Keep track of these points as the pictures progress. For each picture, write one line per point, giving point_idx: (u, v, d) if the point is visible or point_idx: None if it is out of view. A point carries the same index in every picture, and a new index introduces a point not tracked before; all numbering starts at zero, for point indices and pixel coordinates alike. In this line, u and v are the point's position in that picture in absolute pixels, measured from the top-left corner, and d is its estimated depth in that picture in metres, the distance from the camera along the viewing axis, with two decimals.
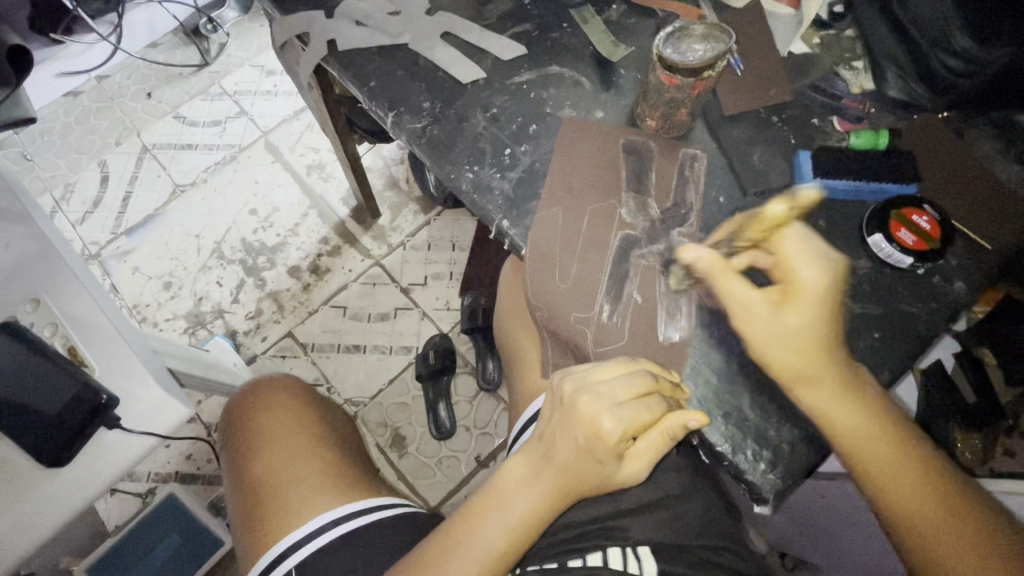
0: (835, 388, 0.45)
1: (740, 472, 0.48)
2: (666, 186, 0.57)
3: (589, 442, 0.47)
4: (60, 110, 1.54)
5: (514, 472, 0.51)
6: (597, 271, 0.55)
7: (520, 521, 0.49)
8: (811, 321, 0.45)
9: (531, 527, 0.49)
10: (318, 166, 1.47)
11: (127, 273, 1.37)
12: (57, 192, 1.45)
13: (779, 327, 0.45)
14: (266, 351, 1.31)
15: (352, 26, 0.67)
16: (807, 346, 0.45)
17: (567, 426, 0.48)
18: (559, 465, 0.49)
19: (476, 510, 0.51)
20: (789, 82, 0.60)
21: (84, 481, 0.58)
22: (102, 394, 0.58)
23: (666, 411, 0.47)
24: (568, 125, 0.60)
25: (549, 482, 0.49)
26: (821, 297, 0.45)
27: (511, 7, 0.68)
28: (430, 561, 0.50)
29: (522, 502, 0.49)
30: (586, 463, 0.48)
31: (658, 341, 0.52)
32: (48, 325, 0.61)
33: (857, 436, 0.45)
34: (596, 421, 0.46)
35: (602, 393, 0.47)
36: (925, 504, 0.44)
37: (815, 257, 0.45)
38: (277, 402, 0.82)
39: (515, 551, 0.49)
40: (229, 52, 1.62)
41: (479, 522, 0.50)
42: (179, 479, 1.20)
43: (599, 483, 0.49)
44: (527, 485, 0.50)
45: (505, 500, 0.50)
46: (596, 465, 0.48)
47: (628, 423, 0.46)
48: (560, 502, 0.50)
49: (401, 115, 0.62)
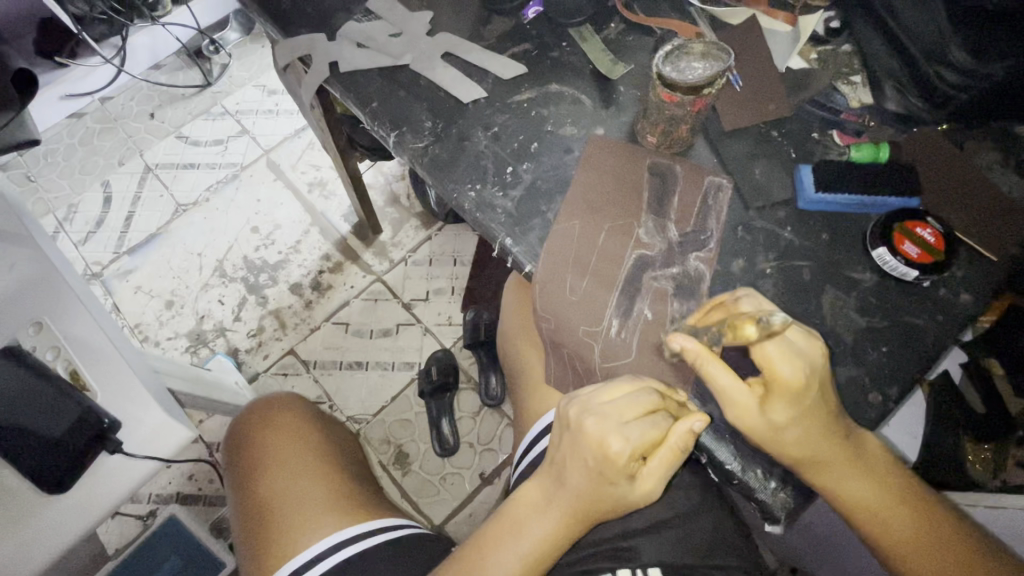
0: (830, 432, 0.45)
1: (750, 490, 0.47)
2: (687, 207, 0.56)
3: (598, 463, 0.46)
4: (64, 131, 1.56)
5: (528, 498, 0.50)
6: (607, 284, 0.54)
7: (535, 549, 0.48)
8: (808, 425, 0.45)
9: (547, 554, 0.49)
10: (319, 184, 1.48)
11: (129, 293, 1.38)
12: (60, 213, 1.46)
13: (767, 422, 0.45)
14: (267, 369, 1.31)
15: (353, 48, 0.68)
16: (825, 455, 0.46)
17: (576, 448, 0.47)
18: (573, 490, 0.48)
19: (490, 539, 0.50)
20: (787, 98, 0.61)
21: (83, 505, 0.58)
22: (105, 417, 0.59)
23: (672, 426, 0.46)
24: (592, 144, 0.60)
25: (564, 507, 0.48)
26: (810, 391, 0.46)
27: (510, 28, 0.69)
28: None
29: (536, 528, 0.49)
30: (598, 486, 0.47)
31: (665, 358, 0.51)
32: (51, 348, 0.60)
33: (850, 479, 0.47)
34: (603, 441, 0.45)
35: (608, 414, 0.46)
36: (882, 502, 0.47)
37: (787, 355, 0.44)
38: (278, 418, 0.82)
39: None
40: (231, 73, 1.64)
41: (492, 550, 0.49)
42: (180, 500, 1.19)
43: (613, 505, 0.48)
44: (541, 511, 0.49)
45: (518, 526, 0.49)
46: (608, 487, 0.47)
47: (636, 442, 0.45)
48: (576, 528, 0.49)
49: (403, 134, 0.63)
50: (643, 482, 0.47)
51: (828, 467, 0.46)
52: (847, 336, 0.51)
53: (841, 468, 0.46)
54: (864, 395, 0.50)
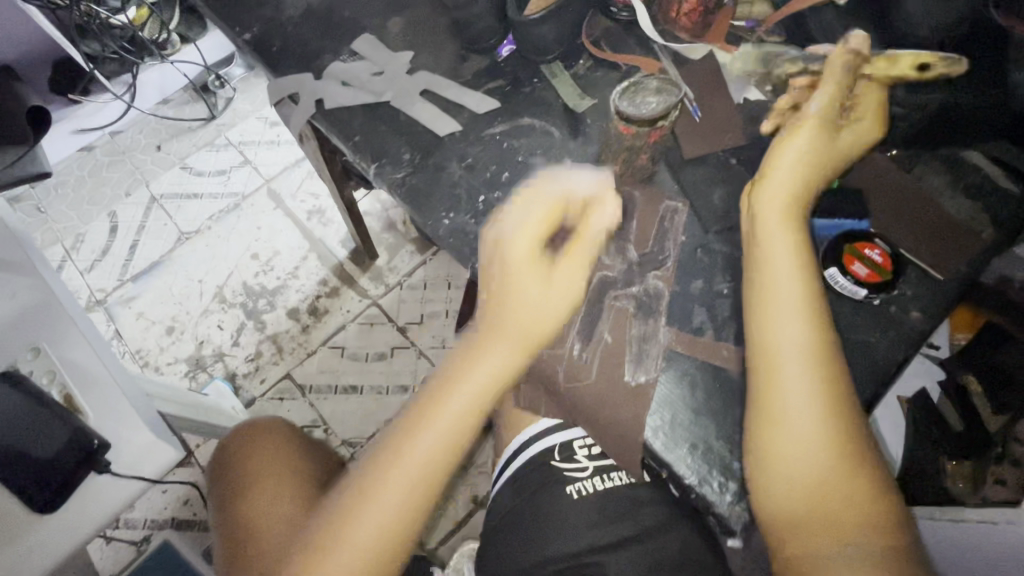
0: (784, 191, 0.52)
1: (707, 503, 0.49)
2: (647, 231, 0.59)
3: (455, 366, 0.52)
4: (74, 164, 1.62)
5: (399, 425, 0.54)
6: (572, 306, 0.56)
7: (416, 467, 0.52)
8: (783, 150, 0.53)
9: (424, 474, 0.52)
10: (318, 212, 1.53)
11: (131, 318, 1.41)
12: (67, 243, 1.52)
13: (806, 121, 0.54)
14: (264, 393, 1.34)
15: (338, 86, 0.72)
16: (778, 184, 0.52)
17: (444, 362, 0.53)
18: (460, 405, 0.52)
19: (371, 465, 0.53)
20: (744, 127, 0.64)
21: (71, 525, 0.60)
22: (94, 438, 0.61)
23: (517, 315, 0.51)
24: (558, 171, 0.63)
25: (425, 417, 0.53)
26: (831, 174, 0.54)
27: (486, 65, 0.73)
28: (342, 515, 0.52)
29: (412, 453, 0.52)
30: (455, 386, 0.52)
31: (625, 380, 0.53)
32: (47, 372, 0.64)
33: (778, 387, 0.48)
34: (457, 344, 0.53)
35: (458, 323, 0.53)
36: (789, 432, 0.46)
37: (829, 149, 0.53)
38: (256, 438, 0.83)
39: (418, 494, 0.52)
40: (235, 106, 1.71)
41: (376, 482, 0.52)
42: (175, 526, 1.20)
43: (471, 400, 0.52)
44: (413, 431, 0.53)
45: (410, 443, 0.52)
46: (466, 385, 0.52)
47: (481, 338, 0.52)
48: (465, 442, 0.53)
49: (383, 166, 0.67)
50: (512, 364, 0.51)
51: (778, 263, 0.50)
52: None
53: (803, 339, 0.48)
54: None
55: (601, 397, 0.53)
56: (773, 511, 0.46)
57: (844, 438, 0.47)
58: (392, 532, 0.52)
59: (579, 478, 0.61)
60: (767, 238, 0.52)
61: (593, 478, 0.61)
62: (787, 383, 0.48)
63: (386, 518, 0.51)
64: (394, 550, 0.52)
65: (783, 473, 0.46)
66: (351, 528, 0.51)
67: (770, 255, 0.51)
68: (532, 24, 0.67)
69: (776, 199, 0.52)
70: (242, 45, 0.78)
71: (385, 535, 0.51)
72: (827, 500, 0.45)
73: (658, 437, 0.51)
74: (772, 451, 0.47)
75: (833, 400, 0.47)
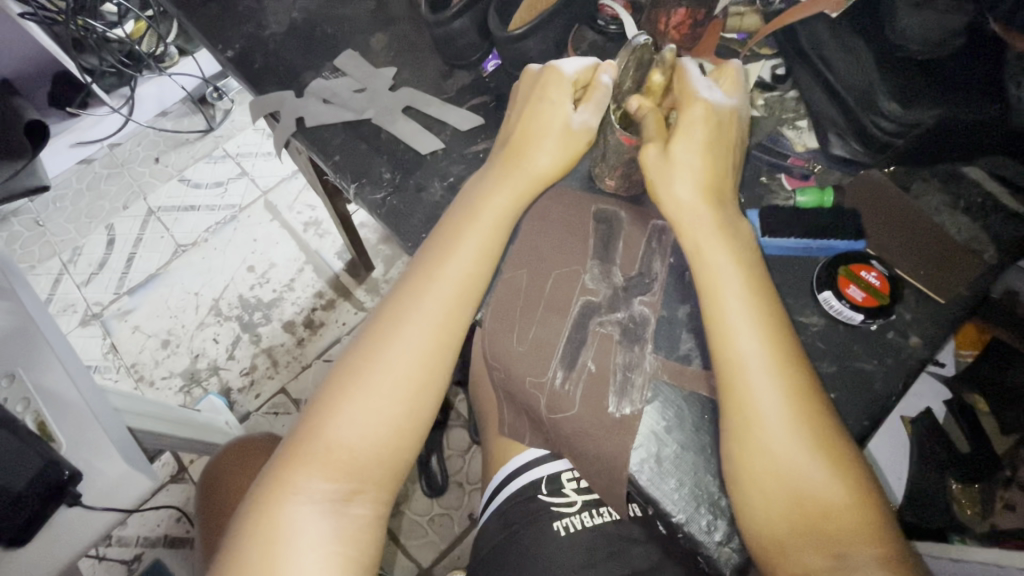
0: (711, 225, 0.51)
1: (696, 544, 0.46)
2: (633, 253, 0.57)
3: (411, 287, 0.55)
4: (73, 177, 1.62)
5: (350, 357, 0.54)
6: (555, 334, 0.54)
7: (367, 382, 0.52)
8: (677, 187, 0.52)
9: (375, 402, 0.52)
10: (314, 223, 1.52)
11: (126, 332, 1.40)
12: (65, 256, 1.51)
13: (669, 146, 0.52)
14: (259, 408, 1.32)
15: (320, 103, 0.71)
16: (693, 225, 0.51)
17: (399, 287, 0.56)
18: (424, 305, 0.54)
19: (322, 404, 0.53)
20: None
21: (44, 558, 0.59)
22: (65, 468, 0.59)
23: (469, 233, 0.56)
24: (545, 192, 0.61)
25: (373, 337, 0.54)
26: (718, 143, 0.52)
27: (470, 82, 0.72)
28: (318, 420, 0.52)
29: (365, 374, 0.52)
30: (410, 300, 0.54)
31: (609, 413, 0.51)
32: (20, 399, 0.63)
33: (760, 397, 0.45)
34: (415, 270, 0.56)
35: (418, 256, 0.57)
36: (778, 445, 0.44)
37: (688, 143, 0.51)
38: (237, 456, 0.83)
39: (392, 390, 0.52)
40: (233, 118, 1.70)
41: (329, 414, 0.52)
42: (168, 544, 1.18)
43: (424, 307, 0.54)
44: (364, 355, 0.53)
45: (382, 337, 0.54)
46: (421, 299, 0.54)
47: (435, 254, 0.56)
48: (437, 329, 0.54)
49: (364, 186, 0.65)
50: (467, 274, 0.55)
51: (720, 272, 0.49)
52: None
53: (768, 350, 0.46)
54: None
55: (584, 431, 0.51)
56: (767, 529, 0.43)
57: (832, 457, 0.44)
58: (369, 429, 0.51)
59: (567, 514, 0.59)
60: (702, 261, 0.50)
61: (581, 514, 0.59)
62: (775, 393, 0.45)
63: (362, 416, 0.52)
64: (371, 453, 0.52)
65: (770, 488, 0.44)
66: (329, 431, 0.51)
67: (705, 273, 0.50)
68: (516, 38, 0.65)
69: (692, 225, 0.51)
70: (224, 62, 0.77)
71: (361, 432, 0.51)
72: (828, 530, 0.43)
73: (644, 472, 0.48)
74: (760, 465, 0.44)
75: (808, 411, 0.45)
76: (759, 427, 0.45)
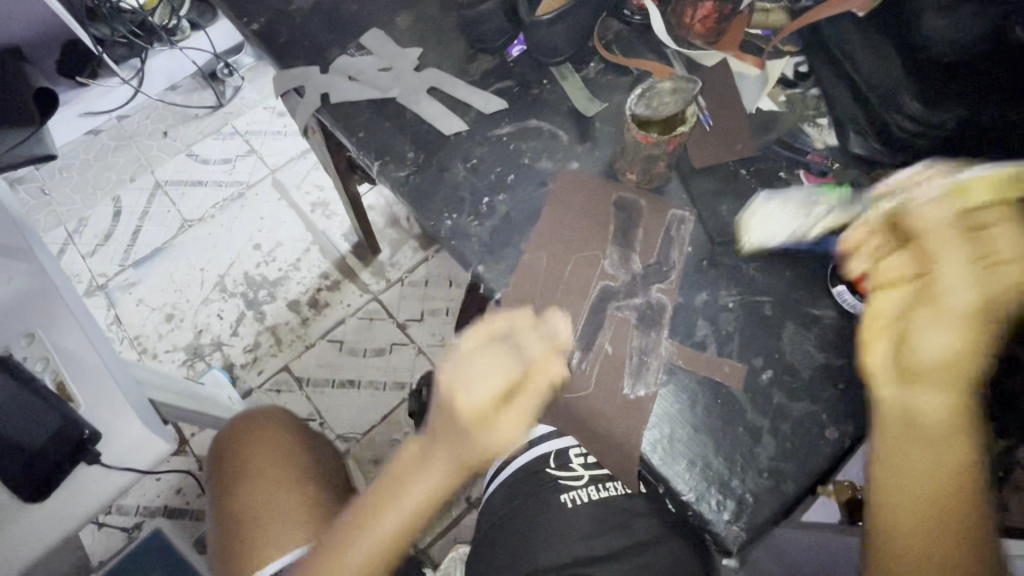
0: (937, 384, 0.43)
1: (704, 522, 0.48)
2: (652, 241, 0.58)
3: (448, 433, 0.50)
4: (80, 147, 1.62)
5: (382, 481, 0.52)
6: (572, 316, 0.56)
7: (390, 517, 0.51)
8: (947, 334, 0.43)
9: (394, 543, 0.51)
10: (321, 204, 1.52)
11: (131, 305, 1.41)
12: (70, 226, 1.51)
13: (950, 292, 0.43)
14: (261, 385, 1.33)
15: (345, 80, 0.71)
16: (928, 378, 0.43)
17: (442, 426, 0.51)
18: (505, 420, 0.49)
19: (341, 537, 0.52)
20: (754, 138, 0.62)
21: (61, 515, 0.60)
22: (85, 428, 0.60)
23: (512, 379, 0.49)
24: (563, 176, 0.62)
25: (412, 481, 0.51)
26: (976, 335, 0.42)
27: (494, 65, 0.72)
28: (328, 554, 0.52)
29: (391, 513, 0.51)
30: (448, 455, 0.50)
31: (624, 395, 0.52)
32: (40, 358, 0.64)
33: (897, 524, 0.44)
34: (457, 402, 0.49)
35: (465, 387, 0.50)
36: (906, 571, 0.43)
37: (976, 277, 0.43)
38: (260, 432, 0.83)
39: (400, 536, 0.51)
40: (243, 95, 1.70)
41: (347, 544, 0.51)
42: (168, 514, 1.19)
43: (457, 463, 0.50)
44: (391, 492, 0.51)
45: (408, 481, 0.51)
46: (466, 448, 0.49)
47: (480, 398, 0.49)
48: (456, 479, 0.50)
49: (387, 164, 0.65)
50: (503, 430, 0.49)
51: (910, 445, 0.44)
52: (805, 370, 0.52)
53: (923, 454, 0.44)
54: (821, 430, 0.50)
55: (597, 411, 0.52)
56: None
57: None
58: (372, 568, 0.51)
59: (575, 486, 0.61)
60: (916, 407, 0.44)
61: (588, 487, 0.61)
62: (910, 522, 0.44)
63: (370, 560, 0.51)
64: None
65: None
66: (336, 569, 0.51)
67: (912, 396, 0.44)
68: (543, 23, 0.65)
69: (934, 365, 0.43)
70: (249, 35, 0.77)
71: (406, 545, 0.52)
72: None
73: (656, 452, 0.50)
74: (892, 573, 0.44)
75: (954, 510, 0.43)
76: (905, 507, 0.44)
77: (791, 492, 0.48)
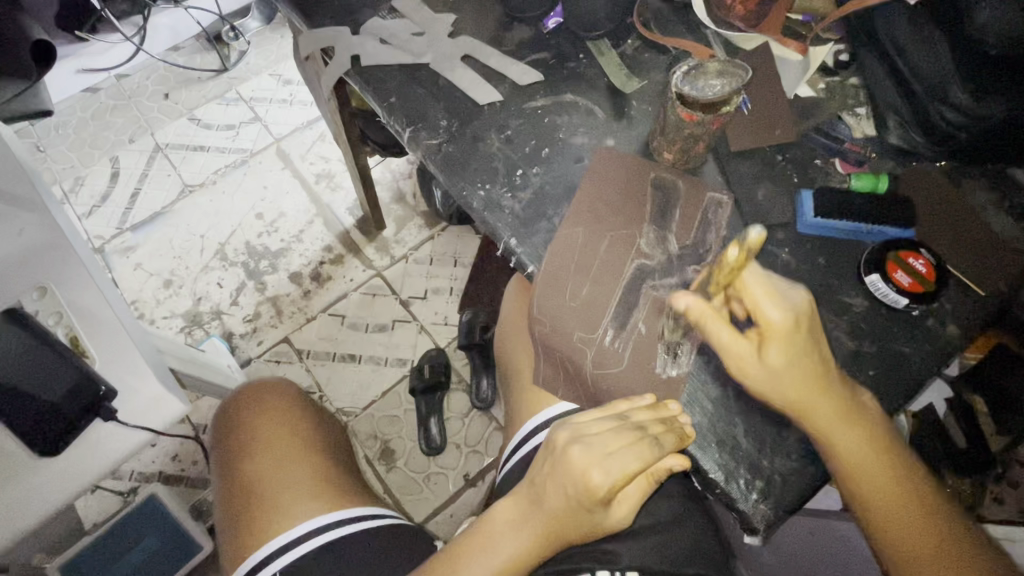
0: (833, 412, 0.47)
1: (731, 501, 0.48)
2: (690, 222, 0.58)
3: (578, 492, 0.50)
4: (77, 104, 1.56)
5: (504, 515, 0.55)
6: (607, 294, 0.55)
7: (506, 559, 0.52)
8: (800, 390, 0.47)
9: (515, 570, 0.53)
10: (327, 176, 1.49)
11: (128, 269, 1.38)
12: (67, 184, 1.47)
13: (767, 368, 0.47)
14: (260, 355, 1.32)
15: (376, 43, 0.70)
16: (823, 416, 0.47)
17: (558, 474, 0.52)
18: (615, 511, 0.52)
19: (459, 556, 0.54)
20: (793, 124, 0.62)
21: (69, 472, 0.57)
22: (101, 384, 0.58)
23: (637, 438, 0.49)
24: (602, 154, 0.62)
25: (536, 526, 0.53)
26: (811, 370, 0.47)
27: (529, 37, 0.70)
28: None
29: (509, 544, 0.53)
30: (573, 512, 0.52)
31: (655, 374, 0.53)
32: (54, 313, 0.58)
33: (874, 481, 0.48)
34: (586, 473, 0.50)
35: (594, 444, 0.50)
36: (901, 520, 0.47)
37: (777, 298, 0.47)
38: (279, 409, 0.82)
39: (515, 570, 0.53)
40: (249, 60, 1.65)
41: (462, 564, 0.53)
42: (163, 480, 1.17)
43: (581, 516, 0.52)
44: (515, 529, 0.54)
45: (532, 523, 0.53)
46: (585, 514, 0.51)
47: (616, 475, 0.49)
48: (580, 527, 0.52)
49: (419, 131, 0.64)
50: (629, 472, 0.49)
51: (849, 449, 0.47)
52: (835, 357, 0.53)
53: (856, 436, 0.47)
54: None
55: (626, 386, 0.53)
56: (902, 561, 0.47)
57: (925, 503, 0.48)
58: None
59: None
60: (801, 405, 0.47)
61: None
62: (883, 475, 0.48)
63: None
64: None
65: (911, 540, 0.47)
66: None
67: (807, 413, 0.47)
68: None
69: (788, 387, 0.47)
70: None
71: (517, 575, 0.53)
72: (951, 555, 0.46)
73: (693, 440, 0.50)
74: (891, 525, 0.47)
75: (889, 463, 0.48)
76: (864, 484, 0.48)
77: (817, 475, 0.49)
